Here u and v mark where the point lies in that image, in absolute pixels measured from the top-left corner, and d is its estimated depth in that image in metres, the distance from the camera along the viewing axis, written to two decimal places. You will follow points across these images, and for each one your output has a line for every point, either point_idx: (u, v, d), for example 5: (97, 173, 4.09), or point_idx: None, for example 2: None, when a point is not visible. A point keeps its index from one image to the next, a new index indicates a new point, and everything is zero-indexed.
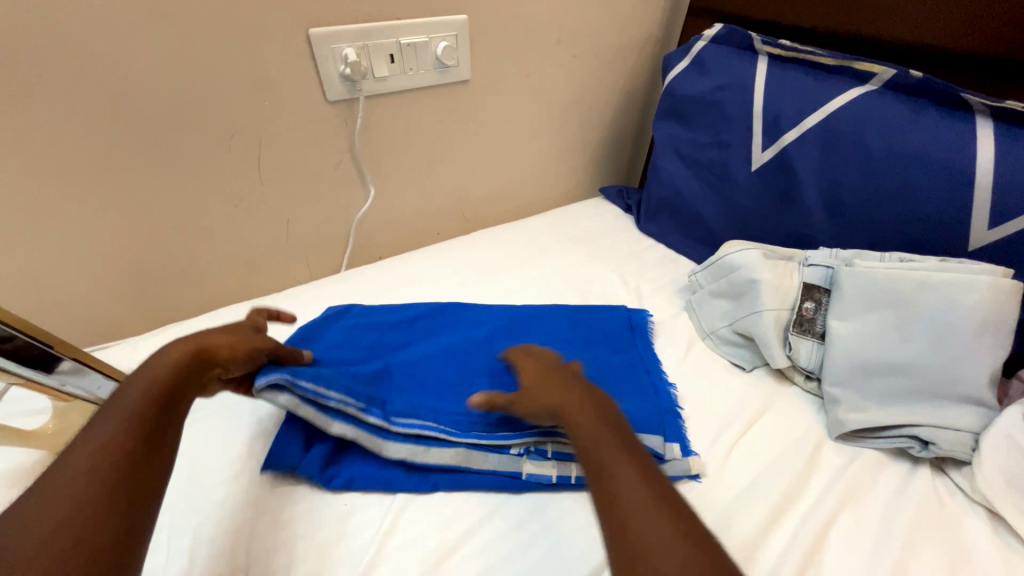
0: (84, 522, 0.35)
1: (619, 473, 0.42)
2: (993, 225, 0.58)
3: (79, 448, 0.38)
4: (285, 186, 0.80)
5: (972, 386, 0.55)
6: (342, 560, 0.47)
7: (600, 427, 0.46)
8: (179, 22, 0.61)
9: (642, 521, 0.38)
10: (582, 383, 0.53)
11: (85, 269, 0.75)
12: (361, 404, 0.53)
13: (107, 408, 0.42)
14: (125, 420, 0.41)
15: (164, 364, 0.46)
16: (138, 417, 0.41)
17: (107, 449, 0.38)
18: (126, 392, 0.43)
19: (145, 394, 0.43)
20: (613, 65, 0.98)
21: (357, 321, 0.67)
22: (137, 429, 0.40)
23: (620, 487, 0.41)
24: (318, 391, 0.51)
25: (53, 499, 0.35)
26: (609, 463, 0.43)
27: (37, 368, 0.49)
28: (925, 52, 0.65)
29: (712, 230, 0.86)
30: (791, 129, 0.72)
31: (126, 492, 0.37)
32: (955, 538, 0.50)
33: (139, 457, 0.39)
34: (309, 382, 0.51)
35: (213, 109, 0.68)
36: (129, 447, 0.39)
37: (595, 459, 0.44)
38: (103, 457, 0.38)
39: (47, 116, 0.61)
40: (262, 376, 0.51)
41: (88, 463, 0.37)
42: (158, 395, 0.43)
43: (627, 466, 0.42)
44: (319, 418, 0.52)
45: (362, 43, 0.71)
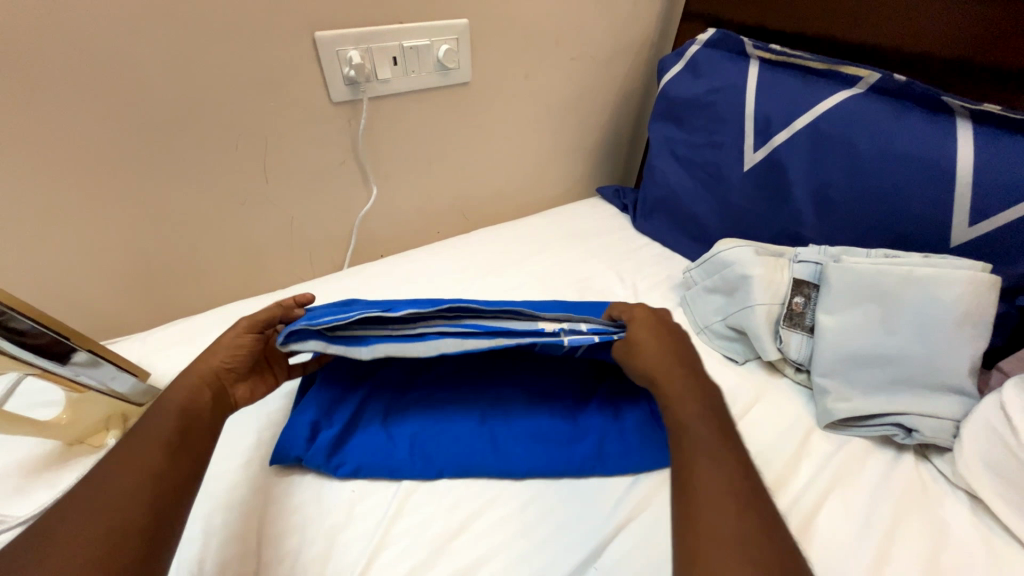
0: (124, 519, 0.38)
1: (713, 459, 0.44)
2: (973, 223, 0.61)
3: (118, 454, 0.42)
4: (289, 185, 0.82)
5: (953, 375, 0.57)
6: (351, 543, 0.48)
7: (696, 410, 0.49)
8: (188, 25, 0.63)
9: (706, 500, 0.41)
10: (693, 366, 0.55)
11: (92, 265, 0.76)
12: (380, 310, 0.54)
13: (142, 423, 0.46)
14: (159, 431, 0.45)
15: (184, 388, 0.49)
16: (172, 429, 0.45)
17: (145, 456, 0.42)
18: (158, 407, 0.47)
19: (174, 410, 0.47)
20: (610, 68, 1.01)
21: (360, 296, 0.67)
22: (172, 439, 0.44)
23: (707, 473, 0.43)
24: (336, 317, 0.53)
25: (93, 494, 0.39)
26: (709, 447, 0.45)
27: (53, 359, 0.51)
28: (909, 58, 0.68)
29: (706, 228, 0.88)
30: (781, 131, 0.75)
31: (162, 493, 0.40)
32: (936, 521, 0.52)
33: (172, 464, 0.43)
34: (325, 318, 0.53)
35: (220, 109, 0.70)
36: (164, 455, 0.43)
37: (693, 439, 0.47)
38: (135, 462, 0.42)
39: (59, 116, 0.63)
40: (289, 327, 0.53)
41: (128, 468, 0.41)
42: (184, 411, 0.47)
43: (715, 454, 0.45)
44: (351, 351, 0.53)
45: (366, 46, 0.73)
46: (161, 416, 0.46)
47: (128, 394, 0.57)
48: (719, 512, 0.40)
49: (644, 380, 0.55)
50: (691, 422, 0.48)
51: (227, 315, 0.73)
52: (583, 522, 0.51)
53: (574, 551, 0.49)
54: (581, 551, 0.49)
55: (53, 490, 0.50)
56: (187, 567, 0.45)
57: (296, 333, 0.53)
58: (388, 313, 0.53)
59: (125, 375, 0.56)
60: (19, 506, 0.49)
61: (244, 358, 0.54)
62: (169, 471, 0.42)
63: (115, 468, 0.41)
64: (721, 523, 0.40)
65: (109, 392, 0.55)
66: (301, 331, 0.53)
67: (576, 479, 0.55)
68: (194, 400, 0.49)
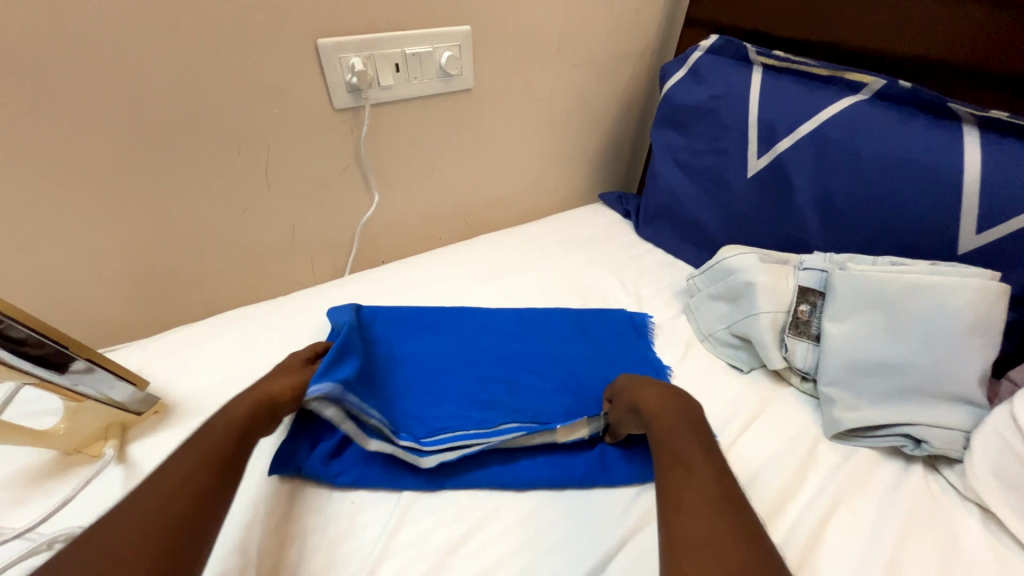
0: (172, 535, 0.40)
1: (690, 474, 0.45)
2: (980, 230, 0.60)
3: (174, 469, 0.45)
4: (290, 191, 0.81)
5: (962, 385, 0.56)
6: (351, 555, 0.48)
7: (676, 431, 0.50)
8: (191, 32, 0.63)
9: (691, 513, 0.42)
10: (679, 396, 0.55)
11: (94, 271, 0.76)
12: (393, 425, 0.56)
13: (199, 436, 0.49)
14: (211, 451, 0.47)
15: (243, 406, 0.52)
16: (221, 448, 0.48)
17: (195, 473, 0.45)
18: (212, 425, 0.50)
19: (228, 429, 0.49)
20: (612, 74, 1.01)
21: (367, 341, 0.65)
22: (220, 459, 0.47)
23: (684, 487, 0.45)
24: (363, 407, 0.54)
25: (149, 511, 0.42)
26: (688, 463, 0.47)
27: (50, 368, 0.50)
28: (913, 64, 0.68)
29: (709, 234, 0.88)
30: (785, 137, 0.74)
31: (204, 513, 0.43)
32: (947, 534, 0.51)
33: (216, 483, 0.45)
34: (356, 399, 0.54)
35: (223, 116, 0.70)
36: (211, 473, 0.46)
37: (674, 458, 0.48)
38: (189, 481, 0.44)
39: (62, 123, 0.63)
40: (314, 388, 0.52)
41: (178, 483, 0.44)
42: (237, 431, 0.50)
43: (692, 469, 0.46)
44: (360, 436, 0.54)
45: (369, 53, 0.73)
46: (215, 433, 0.49)
47: (127, 403, 0.56)
48: (699, 524, 0.41)
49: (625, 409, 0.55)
50: (673, 440, 0.49)
51: (228, 322, 0.72)
52: (587, 534, 0.50)
53: (578, 563, 0.48)
54: (585, 563, 0.48)
55: (50, 500, 0.50)
56: None
57: (321, 399, 0.52)
58: (393, 437, 0.54)
59: (123, 383, 0.55)
60: (18, 518, 0.49)
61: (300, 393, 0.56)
62: (214, 490, 0.45)
63: (170, 479, 0.44)
64: (696, 530, 0.41)
65: (107, 401, 0.54)
66: (326, 396, 0.52)
67: (580, 490, 0.54)
68: (247, 422, 0.51)
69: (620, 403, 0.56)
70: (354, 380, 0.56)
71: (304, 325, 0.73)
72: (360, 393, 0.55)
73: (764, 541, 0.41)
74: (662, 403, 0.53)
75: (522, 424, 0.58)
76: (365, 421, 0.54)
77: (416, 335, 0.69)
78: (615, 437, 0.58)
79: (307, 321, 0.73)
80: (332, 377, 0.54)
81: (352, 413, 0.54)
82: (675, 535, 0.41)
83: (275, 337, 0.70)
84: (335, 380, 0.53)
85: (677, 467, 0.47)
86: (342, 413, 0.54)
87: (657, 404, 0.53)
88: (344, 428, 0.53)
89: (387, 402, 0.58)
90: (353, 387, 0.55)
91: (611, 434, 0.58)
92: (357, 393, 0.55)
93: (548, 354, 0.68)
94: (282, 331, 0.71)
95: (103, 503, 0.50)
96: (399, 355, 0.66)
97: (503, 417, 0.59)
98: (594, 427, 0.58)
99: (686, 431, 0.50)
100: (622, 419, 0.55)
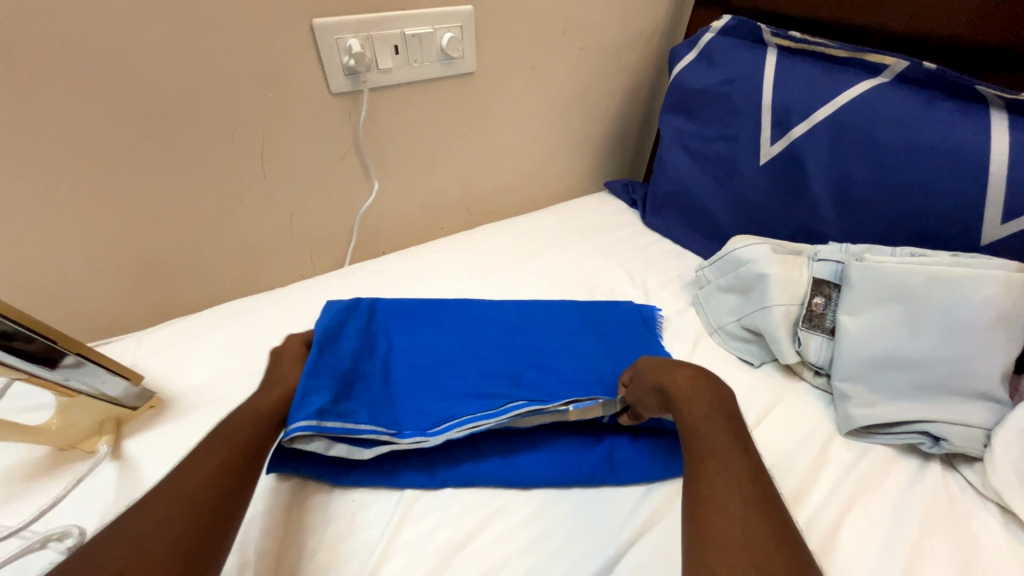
0: (201, 532, 0.40)
1: (722, 468, 0.43)
2: (1006, 220, 0.58)
3: (203, 458, 0.45)
4: (287, 180, 0.79)
5: (984, 381, 0.54)
6: (352, 555, 0.47)
7: (707, 420, 0.48)
8: (179, 12, 0.60)
9: (722, 504, 0.40)
10: (711, 383, 0.53)
11: (87, 262, 0.74)
12: (391, 429, 0.53)
13: (223, 428, 0.48)
14: (240, 443, 0.47)
15: (271, 400, 0.53)
16: (241, 444, 0.47)
17: (218, 469, 0.44)
18: (239, 418, 0.50)
19: (249, 423, 0.50)
20: (619, 56, 0.97)
21: (357, 340, 0.62)
22: (242, 455, 0.46)
23: (717, 479, 0.43)
24: (348, 426, 0.51)
25: (178, 499, 0.41)
26: (719, 455, 0.45)
27: (40, 363, 0.48)
28: (938, 44, 0.64)
29: (718, 224, 0.85)
30: (801, 122, 0.71)
31: (231, 508, 0.43)
32: (966, 534, 0.50)
33: (241, 479, 0.45)
34: (336, 422, 0.51)
35: (215, 101, 0.67)
36: (235, 469, 0.45)
37: (705, 450, 0.46)
38: (220, 472, 0.44)
39: (47, 109, 0.60)
40: (290, 428, 0.49)
41: (204, 480, 0.43)
42: (257, 426, 0.50)
43: (725, 458, 0.44)
44: (356, 452, 0.51)
45: (367, 34, 0.70)
46: (233, 430, 0.48)
47: (121, 398, 0.54)
48: (729, 517, 0.39)
49: (653, 393, 0.53)
50: (704, 429, 0.48)
51: (224, 315, 0.71)
52: (594, 534, 0.49)
53: (585, 565, 0.47)
54: (592, 565, 0.46)
55: (43, 497, 0.49)
56: None
57: (300, 435, 0.49)
58: (394, 439, 0.52)
59: (117, 377, 0.53)
60: (12, 515, 0.48)
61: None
62: (239, 487, 0.44)
63: (194, 477, 0.43)
64: (725, 523, 0.39)
65: (100, 396, 0.52)
66: (305, 432, 0.49)
67: (586, 488, 0.53)
68: (266, 418, 0.51)
69: (643, 384, 0.54)
70: (332, 403, 0.53)
71: (302, 318, 0.71)
72: (341, 413, 0.52)
73: (801, 543, 0.39)
74: (694, 390, 0.51)
75: (530, 402, 0.55)
76: (357, 436, 0.52)
77: (416, 330, 0.67)
78: (635, 418, 0.56)
79: (306, 314, 0.72)
80: (306, 411, 0.51)
81: (341, 437, 0.51)
82: (702, 528, 0.39)
83: (273, 330, 0.69)
84: (309, 414, 0.50)
85: (708, 459, 0.45)
86: (329, 439, 0.51)
87: (689, 389, 0.52)
88: (337, 453, 0.51)
89: (382, 410, 0.56)
90: (334, 411, 0.52)
91: (630, 414, 0.56)
92: (339, 415, 0.52)
93: (553, 347, 0.66)
94: (280, 323, 0.70)
95: (99, 500, 0.49)
96: (397, 352, 0.64)
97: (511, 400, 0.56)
98: (610, 405, 0.56)
99: (718, 421, 0.48)
100: (644, 400, 0.53)
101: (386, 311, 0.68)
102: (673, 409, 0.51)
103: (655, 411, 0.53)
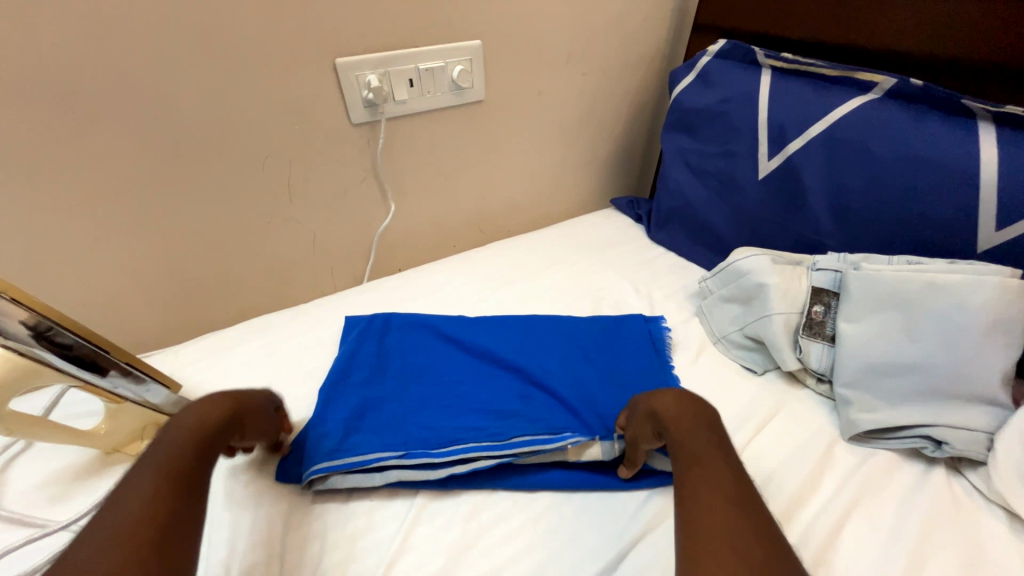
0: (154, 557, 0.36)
1: (705, 471, 0.45)
2: (1000, 227, 0.59)
3: (139, 474, 0.42)
4: (312, 203, 0.85)
5: (984, 386, 0.55)
6: (370, 551, 0.50)
7: (692, 432, 0.49)
8: (219, 56, 0.67)
9: (710, 513, 0.41)
10: (697, 402, 0.53)
11: (132, 282, 0.81)
12: (399, 452, 0.56)
13: (158, 443, 0.46)
14: (175, 454, 0.45)
15: (215, 410, 0.50)
16: (179, 468, 0.44)
17: (162, 488, 0.41)
18: (175, 431, 0.47)
19: (192, 436, 0.47)
20: (621, 80, 1.02)
21: (370, 365, 0.67)
22: (184, 482, 0.43)
23: (703, 487, 0.44)
24: (358, 458, 0.55)
25: (115, 517, 0.38)
26: (705, 461, 0.46)
27: (93, 371, 0.52)
28: (924, 61, 0.67)
29: (721, 237, 0.88)
30: (795, 138, 0.74)
31: (187, 523, 0.40)
32: (969, 536, 0.50)
33: (189, 503, 0.42)
34: (347, 457, 0.55)
35: (249, 133, 0.74)
36: (179, 495, 0.42)
37: (692, 458, 0.47)
38: (160, 484, 0.41)
39: (103, 144, 0.68)
40: (308, 471, 0.54)
41: (150, 493, 0.40)
42: (198, 447, 0.46)
43: (708, 465, 0.46)
44: (366, 481, 0.54)
45: (384, 69, 0.76)
46: (172, 447, 0.45)
47: (162, 406, 0.59)
48: (715, 517, 0.41)
49: (646, 416, 0.53)
50: (689, 440, 0.49)
51: (252, 329, 0.76)
52: (597, 534, 0.51)
53: (588, 563, 0.49)
54: (594, 564, 0.49)
55: (89, 496, 0.54)
56: (214, 571, 0.47)
57: (317, 476, 0.54)
58: (402, 462, 0.55)
59: (159, 387, 0.59)
60: (62, 511, 0.52)
61: (265, 435, 0.55)
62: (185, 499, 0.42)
63: (135, 498, 0.40)
64: (713, 524, 0.40)
65: (143, 403, 0.57)
66: (320, 473, 0.54)
67: (591, 492, 0.55)
68: (209, 432, 0.48)
69: (637, 412, 0.54)
70: (340, 440, 0.57)
71: (325, 331, 0.76)
72: (352, 447, 0.56)
73: (782, 542, 0.40)
74: (682, 408, 0.52)
75: (533, 437, 0.57)
76: (367, 466, 0.55)
77: (429, 349, 0.70)
78: (633, 468, 0.55)
79: (328, 327, 0.76)
80: (321, 452, 0.56)
81: (353, 469, 0.55)
82: (692, 531, 0.41)
83: (298, 343, 0.73)
84: (323, 455, 0.55)
85: (694, 466, 0.46)
86: (344, 473, 0.55)
87: (675, 408, 0.52)
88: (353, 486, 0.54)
89: (387, 436, 0.58)
90: (344, 447, 0.56)
91: (626, 463, 0.55)
92: (350, 449, 0.56)
93: (561, 360, 0.69)
94: (304, 336, 0.75)
95: None
96: (411, 372, 0.67)
97: (514, 425, 0.58)
98: (607, 447, 0.57)
99: (703, 432, 0.49)
100: (640, 431, 0.53)
101: (400, 331, 0.73)
102: (664, 432, 0.51)
103: (650, 440, 0.53)
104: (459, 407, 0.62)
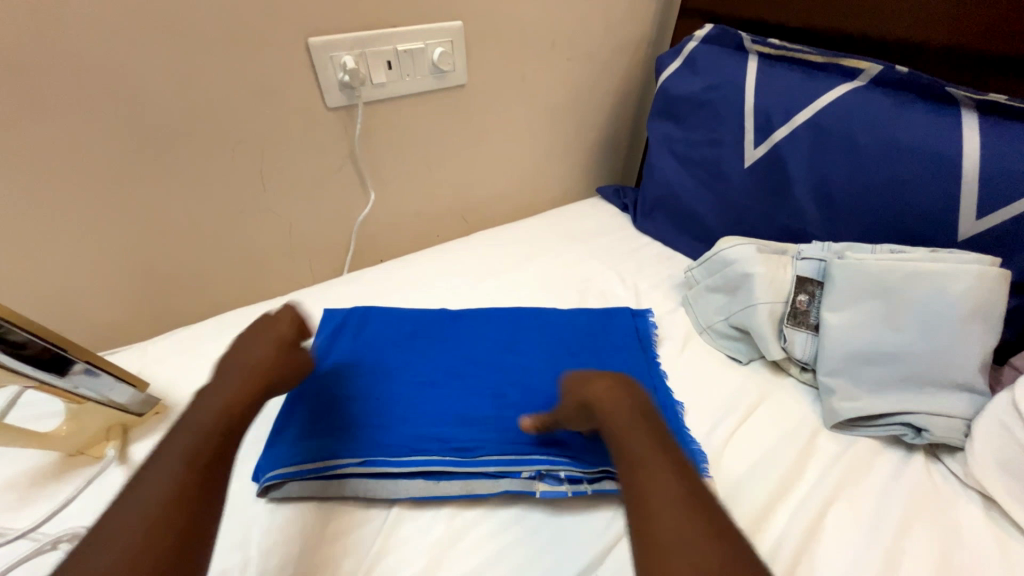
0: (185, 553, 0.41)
1: (650, 471, 0.45)
2: (981, 216, 0.59)
3: (168, 459, 0.46)
4: (286, 191, 0.82)
5: (963, 372, 0.56)
6: (352, 551, 0.49)
7: (628, 428, 0.49)
8: (182, 34, 0.63)
9: (665, 522, 0.41)
10: (627, 391, 0.53)
11: (94, 275, 0.77)
12: (361, 458, 0.54)
13: (184, 422, 0.49)
14: (202, 434, 0.48)
15: (240, 390, 0.53)
16: (208, 450, 0.47)
17: (185, 479, 0.45)
18: (201, 412, 0.50)
19: (218, 416, 0.50)
20: (607, 65, 1.00)
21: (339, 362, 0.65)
22: (206, 468, 0.46)
23: (652, 491, 0.43)
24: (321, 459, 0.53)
25: (146, 507, 0.42)
26: (647, 460, 0.46)
27: (50, 370, 0.50)
28: (909, 49, 0.67)
29: (707, 226, 0.87)
30: (781, 126, 0.74)
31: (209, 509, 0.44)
32: (947, 518, 0.52)
33: (211, 491, 0.45)
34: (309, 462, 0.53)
35: (217, 117, 0.70)
36: (203, 484, 0.45)
37: (631, 459, 0.46)
38: (184, 474, 0.45)
39: (56, 127, 0.63)
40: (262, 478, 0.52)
41: (174, 486, 0.44)
42: (226, 431, 0.50)
43: (648, 464, 0.45)
44: (324, 488, 0.52)
45: (360, 50, 0.73)
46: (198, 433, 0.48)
47: (128, 404, 0.57)
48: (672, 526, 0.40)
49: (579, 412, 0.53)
50: (627, 437, 0.48)
51: (225, 324, 0.73)
52: (581, 530, 0.51)
53: (573, 559, 0.49)
54: (579, 560, 0.49)
55: (50, 501, 0.51)
56: None
57: (272, 482, 0.52)
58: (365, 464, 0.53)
59: (124, 385, 0.55)
60: (21, 518, 0.50)
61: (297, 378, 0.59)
62: (212, 485, 0.46)
63: (165, 489, 0.43)
64: (669, 534, 0.40)
65: (107, 402, 0.54)
66: (275, 479, 0.52)
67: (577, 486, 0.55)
68: (236, 411, 0.51)
69: (569, 403, 0.54)
70: (298, 442, 0.55)
71: None
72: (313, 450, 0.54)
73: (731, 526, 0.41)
74: (613, 403, 0.51)
75: (501, 457, 0.54)
76: (327, 471, 0.53)
77: (410, 346, 0.68)
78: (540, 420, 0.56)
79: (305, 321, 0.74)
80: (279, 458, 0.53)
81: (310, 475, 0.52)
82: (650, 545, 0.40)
83: None
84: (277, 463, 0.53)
85: (636, 467, 0.46)
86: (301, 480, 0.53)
87: (604, 396, 0.52)
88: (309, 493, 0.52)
89: (367, 437, 0.56)
90: (303, 451, 0.54)
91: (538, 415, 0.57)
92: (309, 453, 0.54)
93: (546, 353, 0.68)
94: None
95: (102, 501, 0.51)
96: (386, 368, 0.65)
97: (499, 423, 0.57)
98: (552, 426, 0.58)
99: (637, 426, 0.49)
100: (570, 417, 0.54)
101: (378, 322, 0.71)
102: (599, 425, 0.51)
103: (583, 423, 0.54)
104: (441, 403, 0.61)
